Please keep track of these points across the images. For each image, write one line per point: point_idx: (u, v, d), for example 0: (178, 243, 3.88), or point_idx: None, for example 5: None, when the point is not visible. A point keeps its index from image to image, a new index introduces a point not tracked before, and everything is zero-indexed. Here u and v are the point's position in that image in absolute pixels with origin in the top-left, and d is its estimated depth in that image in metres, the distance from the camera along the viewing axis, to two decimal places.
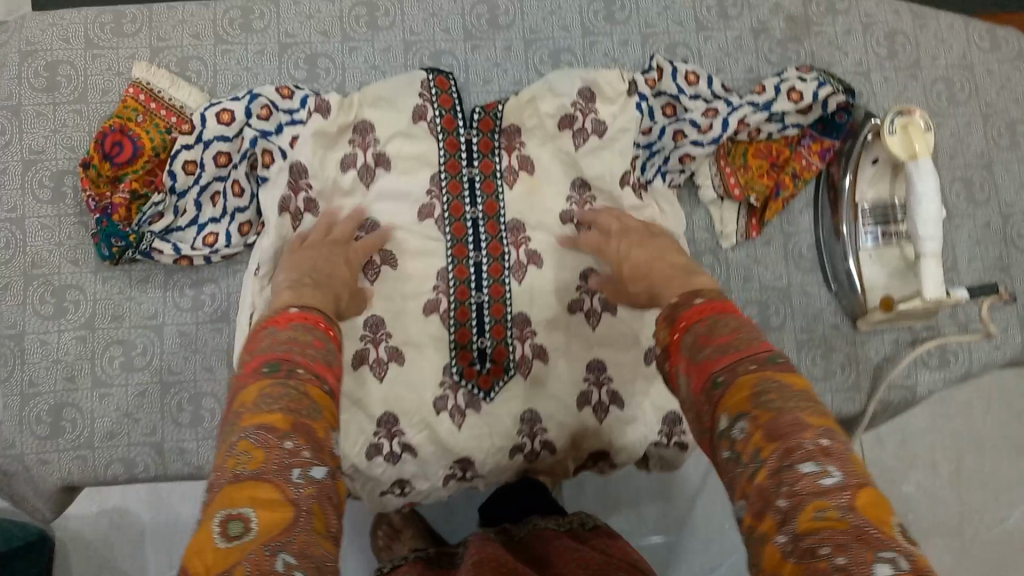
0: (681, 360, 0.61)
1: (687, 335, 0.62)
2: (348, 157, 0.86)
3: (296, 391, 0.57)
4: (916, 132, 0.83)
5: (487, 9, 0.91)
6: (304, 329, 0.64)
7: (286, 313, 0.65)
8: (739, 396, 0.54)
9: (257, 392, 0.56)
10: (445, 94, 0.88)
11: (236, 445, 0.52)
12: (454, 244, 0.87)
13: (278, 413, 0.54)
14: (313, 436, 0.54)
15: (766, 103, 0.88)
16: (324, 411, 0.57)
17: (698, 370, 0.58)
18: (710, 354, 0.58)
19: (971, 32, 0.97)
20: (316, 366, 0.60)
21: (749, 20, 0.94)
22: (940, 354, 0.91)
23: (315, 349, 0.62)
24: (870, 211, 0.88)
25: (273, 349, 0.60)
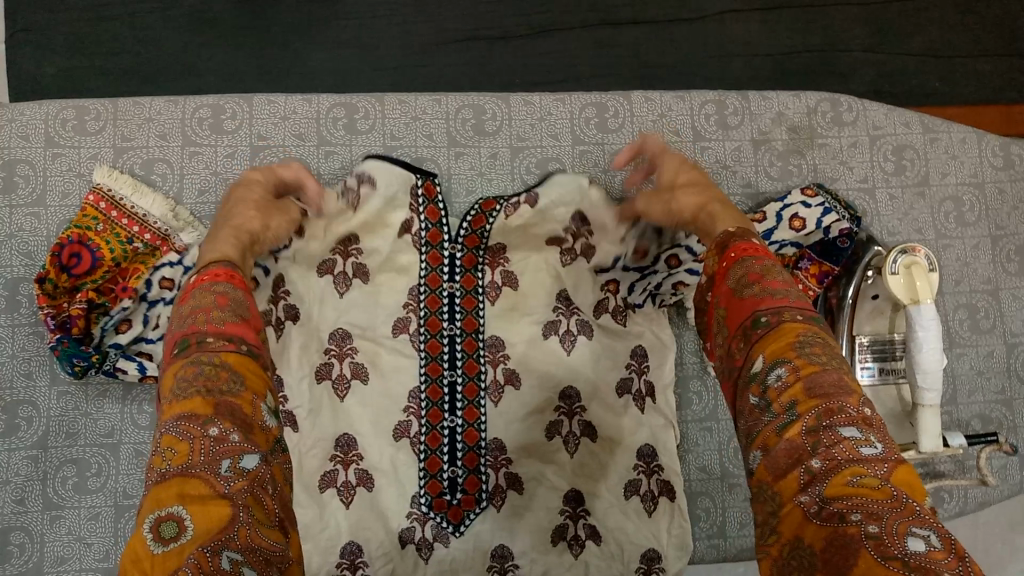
0: (724, 290, 0.56)
1: (734, 266, 0.56)
2: (329, 264, 0.83)
3: (211, 363, 0.50)
4: (920, 272, 0.79)
5: (473, 114, 0.89)
6: (204, 291, 0.56)
7: (188, 287, 0.57)
8: (781, 343, 0.50)
9: (172, 375, 0.50)
10: (431, 204, 0.84)
11: (158, 440, 0.48)
12: (427, 362, 0.82)
13: (196, 397, 0.48)
14: (240, 414, 0.49)
15: (767, 232, 0.83)
16: (248, 378, 0.52)
17: (739, 303, 0.54)
18: (756, 292, 0.53)
19: (984, 148, 0.93)
20: (228, 328, 0.53)
21: (749, 131, 0.90)
22: (934, 493, 0.87)
23: (221, 307, 0.54)
24: (870, 346, 0.84)
25: (180, 325, 0.53)
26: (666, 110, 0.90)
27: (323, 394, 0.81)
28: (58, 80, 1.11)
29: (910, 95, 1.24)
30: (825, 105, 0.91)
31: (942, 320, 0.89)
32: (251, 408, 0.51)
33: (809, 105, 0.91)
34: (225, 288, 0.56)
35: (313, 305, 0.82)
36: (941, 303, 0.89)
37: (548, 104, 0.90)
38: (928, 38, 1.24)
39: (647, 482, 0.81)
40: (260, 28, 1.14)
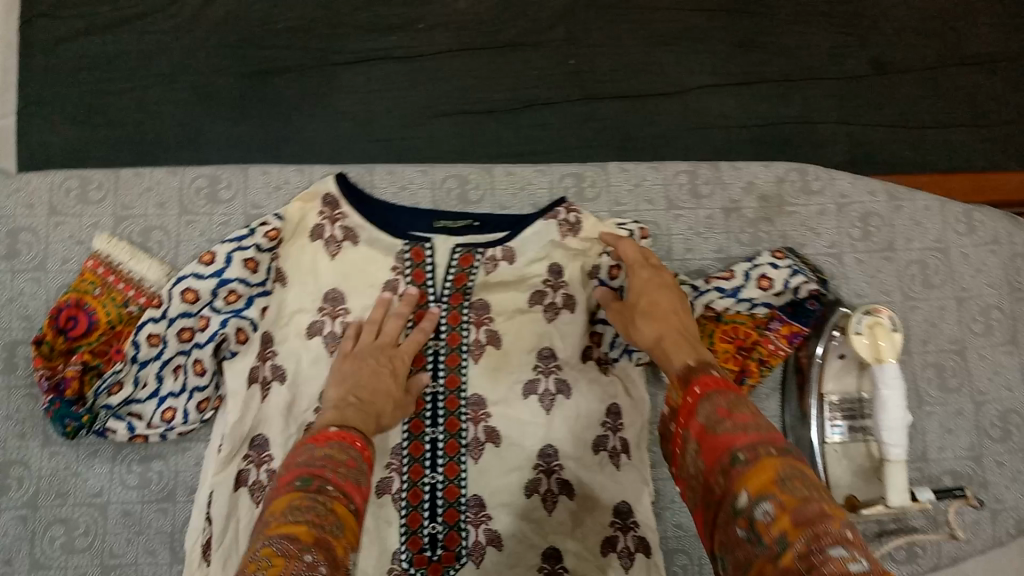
0: (696, 424, 0.58)
1: (703, 401, 0.59)
2: (316, 325, 0.85)
3: (323, 507, 0.58)
4: (882, 333, 0.82)
5: (457, 184, 0.93)
6: (339, 446, 0.66)
7: (324, 432, 0.68)
8: (761, 477, 0.51)
9: (288, 501, 0.58)
10: (418, 266, 0.87)
11: (258, 552, 0.53)
12: (410, 418, 0.84)
13: (303, 526, 0.55)
14: (333, 552, 0.54)
15: (733, 290, 0.87)
16: (347, 531, 0.58)
17: (714, 439, 0.56)
18: (728, 428, 0.56)
19: (947, 215, 0.97)
20: (345, 485, 0.62)
21: (721, 199, 0.94)
22: (907, 548, 0.89)
23: (346, 467, 0.64)
24: (839, 404, 0.87)
25: (307, 465, 0.63)
26: (641, 180, 0.94)
27: None
28: (65, 150, 1.16)
29: (883, 163, 1.29)
30: (793, 175, 0.96)
31: (910, 379, 0.92)
32: (343, 556, 0.56)
33: (778, 174, 0.96)
34: (354, 455, 0.66)
35: (299, 361, 0.84)
36: (908, 364, 0.93)
37: (529, 174, 0.94)
38: (897, 110, 1.30)
39: (623, 538, 0.83)
40: (259, 103, 1.20)
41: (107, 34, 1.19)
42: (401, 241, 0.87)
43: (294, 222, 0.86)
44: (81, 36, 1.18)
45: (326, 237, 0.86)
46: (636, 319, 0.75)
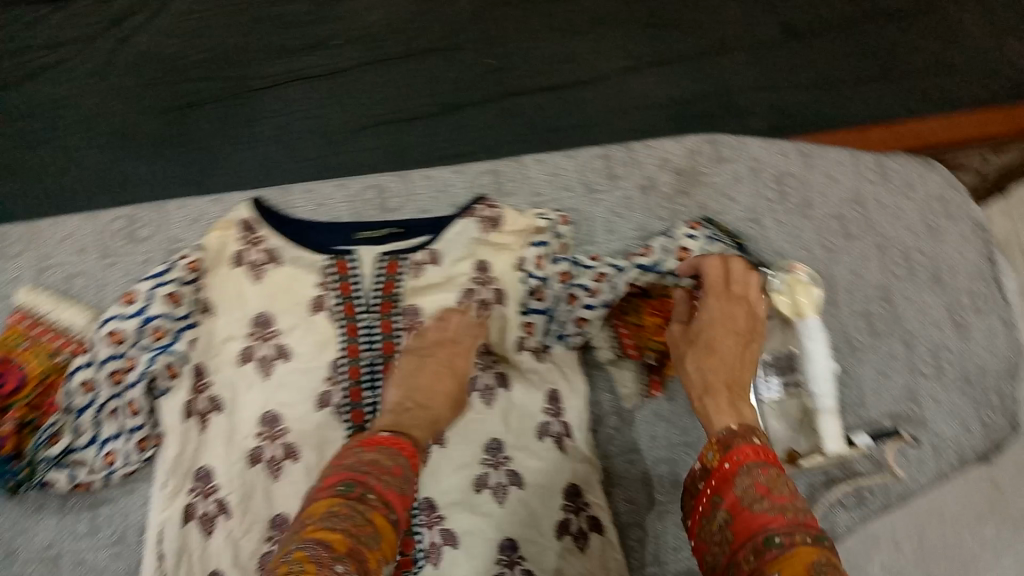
0: (731, 495, 0.64)
1: (742, 474, 0.65)
2: (248, 351, 0.86)
3: (361, 516, 0.64)
4: (800, 287, 0.85)
5: (376, 194, 0.94)
6: (388, 454, 0.72)
7: (376, 437, 0.74)
8: (793, 562, 0.55)
9: (327, 509, 0.64)
10: (345, 279, 0.88)
11: (292, 553, 0.58)
12: (354, 431, 0.86)
13: (339, 535, 0.60)
14: (363, 563, 0.60)
15: (654, 264, 0.89)
16: (380, 540, 0.64)
17: (750, 517, 0.61)
18: (766, 508, 0.61)
19: (859, 166, 1.00)
20: (387, 494, 0.68)
21: (636, 178, 0.96)
22: (857, 494, 0.90)
23: (391, 475, 0.70)
24: (772, 363, 0.87)
25: (353, 469, 0.69)
26: (558, 168, 0.96)
27: (256, 477, 0.83)
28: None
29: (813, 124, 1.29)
30: (705, 146, 0.98)
31: (840, 328, 0.94)
32: (375, 564, 0.62)
33: (690, 147, 0.98)
34: (400, 464, 0.71)
35: (235, 389, 0.85)
36: (837, 315, 0.95)
37: (446, 176, 0.95)
38: (817, 69, 1.30)
39: (577, 520, 0.84)
40: (179, 137, 1.19)
41: (20, 87, 1.19)
42: (324, 256, 0.89)
43: (214, 251, 0.86)
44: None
45: (248, 263, 0.87)
46: (678, 346, 0.81)
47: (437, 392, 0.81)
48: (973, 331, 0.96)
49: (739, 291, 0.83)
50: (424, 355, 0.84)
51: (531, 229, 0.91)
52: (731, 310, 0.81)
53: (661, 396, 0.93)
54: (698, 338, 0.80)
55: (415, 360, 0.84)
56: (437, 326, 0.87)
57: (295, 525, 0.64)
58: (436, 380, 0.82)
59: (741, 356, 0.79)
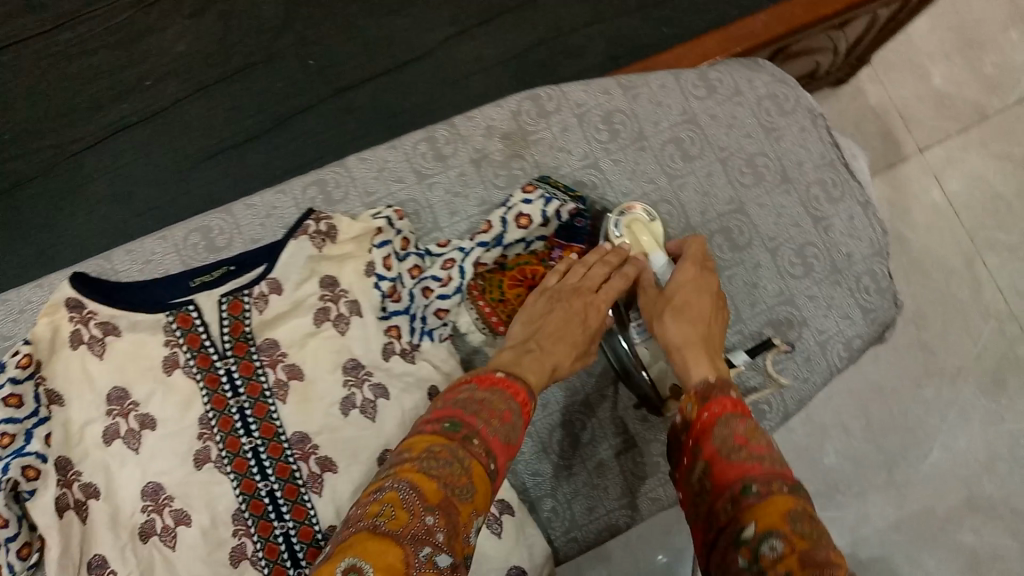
0: (710, 446, 0.66)
1: (719, 424, 0.67)
2: (111, 429, 0.82)
3: (462, 464, 0.60)
4: (640, 227, 0.90)
5: (202, 236, 0.91)
6: (500, 397, 0.68)
7: (491, 376, 0.70)
8: (772, 512, 0.57)
9: (429, 449, 0.61)
10: (191, 332, 0.85)
11: (386, 494, 0.57)
12: (241, 481, 0.82)
13: (436, 483, 0.58)
14: (456, 521, 0.57)
15: (498, 238, 0.88)
16: (478, 491, 0.60)
17: (728, 466, 0.63)
18: (743, 458, 0.63)
19: (684, 84, 0.98)
20: (492, 442, 0.64)
21: (466, 153, 0.94)
22: (754, 408, 0.91)
23: (501, 421, 0.66)
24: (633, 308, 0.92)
25: (464, 409, 0.65)
26: (384, 163, 0.94)
27: (153, 552, 0.80)
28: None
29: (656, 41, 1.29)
30: (527, 104, 0.96)
31: None
32: (469, 518, 0.59)
33: (511, 108, 0.95)
34: (510, 409, 0.67)
35: (108, 470, 0.82)
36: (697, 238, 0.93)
37: (272, 200, 0.92)
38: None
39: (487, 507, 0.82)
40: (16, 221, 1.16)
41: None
42: (163, 313, 0.86)
43: (47, 340, 0.83)
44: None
45: (86, 340, 0.84)
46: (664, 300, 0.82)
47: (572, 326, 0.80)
48: (832, 220, 0.96)
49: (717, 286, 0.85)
50: (566, 290, 0.83)
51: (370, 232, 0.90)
52: (704, 279, 0.84)
53: None
54: (675, 296, 0.82)
55: (546, 305, 0.82)
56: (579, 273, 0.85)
57: (394, 459, 0.61)
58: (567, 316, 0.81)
59: (713, 319, 0.82)
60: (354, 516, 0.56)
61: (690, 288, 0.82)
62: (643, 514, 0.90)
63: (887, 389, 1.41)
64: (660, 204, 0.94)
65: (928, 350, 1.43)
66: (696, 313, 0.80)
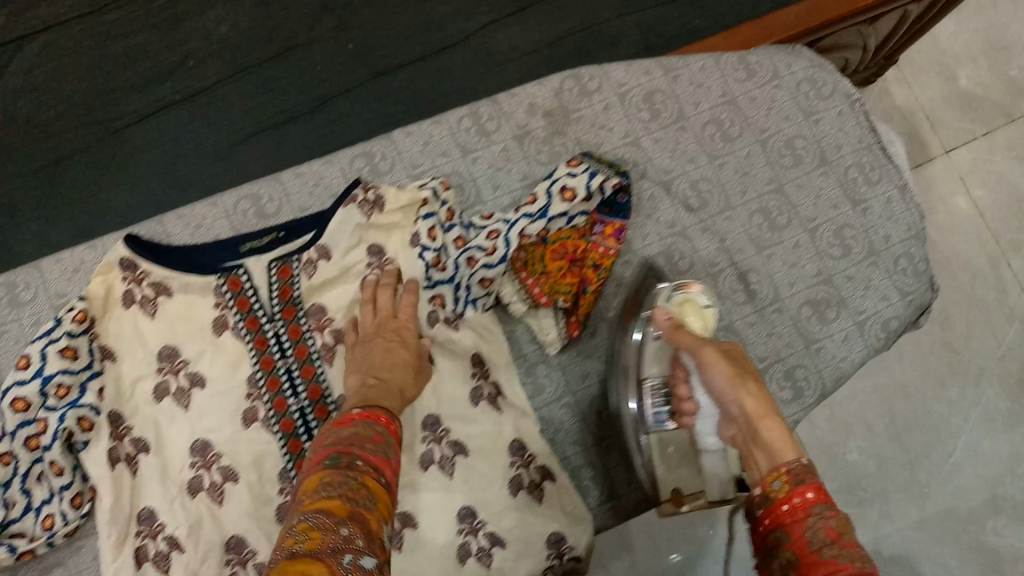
0: (797, 533, 0.56)
1: (811, 515, 0.56)
2: (161, 386, 0.84)
3: (354, 480, 0.59)
4: (692, 309, 0.84)
5: (251, 203, 0.92)
6: (364, 426, 0.66)
7: (350, 414, 0.68)
8: None
9: (319, 480, 0.58)
10: (241, 294, 0.87)
11: (295, 528, 0.53)
12: (287, 441, 0.84)
13: (336, 500, 0.55)
14: (368, 526, 0.55)
15: (542, 210, 0.88)
16: (377, 504, 0.59)
17: (815, 564, 0.53)
18: (836, 555, 0.52)
19: (723, 67, 1.00)
20: (374, 459, 0.63)
21: (509, 129, 0.95)
22: (792, 385, 0.92)
23: (374, 443, 0.65)
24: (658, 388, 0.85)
25: (336, 444, 0.63)
26: (429, 137, 0.95)
27: (201, 507, 0.81)
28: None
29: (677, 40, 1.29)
30: (569, 83, 0.98)
31: (743, 230, 0.95)
32: (377, 527, 0.57)
33: (554, 86, 0.97)
34: (380, 431, 0.67)
35: (158, 425, 0.84)
36: (736, 217, 0.95)
37: (319, 169, 0.94)
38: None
39: (528, 473, 0.85)
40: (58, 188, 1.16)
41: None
42: (214, 276, 0.87)
43: (101, 298, 0.85)
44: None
45: (138, 300, 0.85)
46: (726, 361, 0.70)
47: (395, 359, 0.79)
48: (870, 202, 0.98)
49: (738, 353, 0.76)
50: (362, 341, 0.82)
51: (416, 202, 0.91)
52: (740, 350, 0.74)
53: (583, 335, 0.92)
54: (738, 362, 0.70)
55: (363, 343, 0.81)
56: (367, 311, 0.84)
57: (291, 501, 0.58)
58: (390, 354, 0.79)
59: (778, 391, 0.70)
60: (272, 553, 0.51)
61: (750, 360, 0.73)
62: None
63: (912, 385, 1.41)
64: (700, 182, 0.95)
65: (951, 347, 1.42)
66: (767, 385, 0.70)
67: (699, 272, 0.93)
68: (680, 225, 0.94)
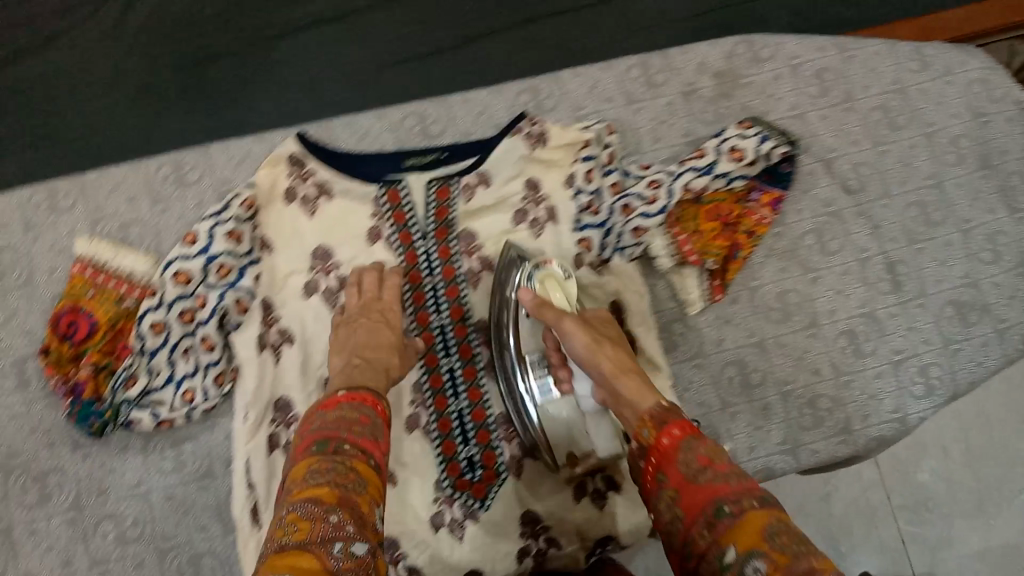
0: (673, 470, 0.57)
1: (681, 448, 0.58)
2: (312, 284, 0.86)
3: (343, 465, 0.60)
4: (554, 283, 0.82)
5: (417, 120, 0.93)
6: (352, 407, 0.67)
7: (335, 396, 0.68)
8: (750, 533, 0.49)
9: (308, 467, 0.59)
10: (398, 208, 0.88)
11: (284, 519, 0.55)
12: (425, 355, 0.87)
13: (326, 488, 0.57)
14: (357, 510, 0.56)
15: (708, 167, 0.89)
16: (370, 485, 0.60)
17: (694, 492, 0.55)
18: (711, 478, 0.54)
19: (898, 55, 0.99)
20: (363, 442, 0.63)
21: (677, 84, 0.95)
22: (925, 382, 0.92)
23: (361, 424, 0.65)
24: (539, 360, 0.82)
25: (324, 428, 0.64)
26: (596, 81, 0.95)
27: None
28: (14, 178, 1.07)
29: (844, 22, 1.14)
30: (742, 48, 0.97)
31: (896, 220, 0.94)
32: (370, 510, 0.59)
33: (726, 49, 0.97)
34: (368, 412, 0.67)
35: (303, 320, 0.85)
36: (892, 206, 0.95)
37: (485, 97, 0.94)
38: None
39: None
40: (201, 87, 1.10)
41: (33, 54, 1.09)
42: (374, 186, 0.88)
43: (266, 187, 0.86)
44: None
45: (301, 198, 0.87)
46: (587, 337, 0.72)
47: (381, 340, 0.77)
48: None
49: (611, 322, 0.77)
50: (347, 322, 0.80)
51: (577, 143, 0.91)
52: (596, 325, 0.76)
53: (724, 301, 0.92)
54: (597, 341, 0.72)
55: (346, 323, 0.80)
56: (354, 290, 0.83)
57: (280, 490, 0.59)
58: (374, 335, 0.78)
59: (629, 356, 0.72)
60: (262, 547, 0.53)
61: (604, 324, 0.77)
62: (801, 462, 0.89)
63: None
64: (861, 165, 0.95)
65: None
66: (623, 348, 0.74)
67: (847, 257, 0.93)
68: (836, 206, 0.94)
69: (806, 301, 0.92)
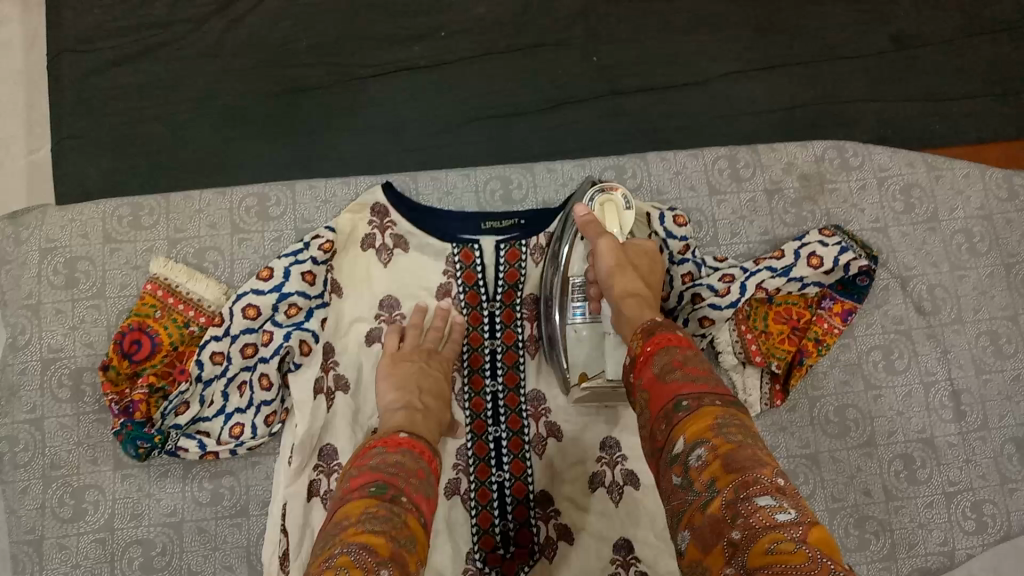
0: (647, 374, 0.57)
1: (658, 353, 0.58)
2: (375, 333, 0.86)
3: (399, 518, 0.54)
4: (613, 209, 0.83)
5: (500, 185, 0.95)
6: (412, 458, 0.63)
7: (396, 437, 0.65)
8: (700, 424, 0.50)
9: (362, 510, 0.54)
10: (470, 268, 0.88)
11: (334, 560, 0.49)
12: (473, 420, 0.84)
13: (380, 538, 0.51)
14: (407, 569, 0.51)
15: (784, 268, 0.88)
16: (418, 545, 0.55)
17: (662, 389, 0.55)
18: (678, 377, 0.54)
19: (987, 180, 0.98)
20: (418, 497, 0.59)
21: (762, 181, 0.95)
22: (978, 518, 0.89)
23: (418, 478, 0.61)
24: (581, 285, 0.83)
25: (382, 470, 0.60)
26: (681, 167, 0.95)
27: None
28: (87, 184, 1.04)
29: (931, 137, 1.12)
30: (831, 152, 0.97)
31: (967, 348, 0.93)
32: (416, 571, 0.53)
33: (816, 153, 0.97)
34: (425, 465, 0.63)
35: (361, 367, 0.85)
36: (964, 331, 0.93)
37: (570, 170, 0.95)
38: (954, 58, 1.14)
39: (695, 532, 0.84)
40: (278, 116, 1.07)
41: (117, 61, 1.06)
42: (450, 244, 0.88)
43: (346, 233, 0.87)
44: (101, 68, 1.06)
45: (377, 247, 0.88)
46: (608, 258, 0.73)
47: (436, 391, 0.78)
48: None
49: (655, 255, 0.77)
50: (400, 359, 0.80)
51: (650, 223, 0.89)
52: (635, 251, 0.76)
53: (782, 407, 0.90)
54: (619, 265, 0.72)
55: (402, 361, 0.80)
56: (411, 337, 0.83)
57: (327, 526, 0.54)
58: (424, 377, 0.79)
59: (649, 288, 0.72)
60: None
61: (644, 256, 0.76)
62: None
63: None
64: (937, 288, 0.94)
65: None
66: (648, 282, 0.73)
67: (912, 378, 0.92)
68: (906, 324, 0.93)
69: (867, 418, 0.90)
